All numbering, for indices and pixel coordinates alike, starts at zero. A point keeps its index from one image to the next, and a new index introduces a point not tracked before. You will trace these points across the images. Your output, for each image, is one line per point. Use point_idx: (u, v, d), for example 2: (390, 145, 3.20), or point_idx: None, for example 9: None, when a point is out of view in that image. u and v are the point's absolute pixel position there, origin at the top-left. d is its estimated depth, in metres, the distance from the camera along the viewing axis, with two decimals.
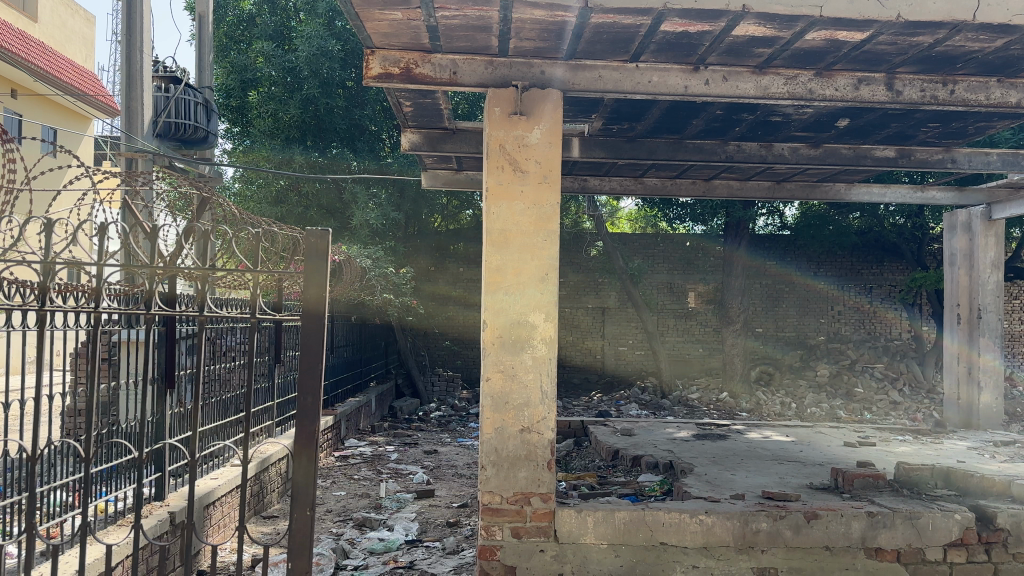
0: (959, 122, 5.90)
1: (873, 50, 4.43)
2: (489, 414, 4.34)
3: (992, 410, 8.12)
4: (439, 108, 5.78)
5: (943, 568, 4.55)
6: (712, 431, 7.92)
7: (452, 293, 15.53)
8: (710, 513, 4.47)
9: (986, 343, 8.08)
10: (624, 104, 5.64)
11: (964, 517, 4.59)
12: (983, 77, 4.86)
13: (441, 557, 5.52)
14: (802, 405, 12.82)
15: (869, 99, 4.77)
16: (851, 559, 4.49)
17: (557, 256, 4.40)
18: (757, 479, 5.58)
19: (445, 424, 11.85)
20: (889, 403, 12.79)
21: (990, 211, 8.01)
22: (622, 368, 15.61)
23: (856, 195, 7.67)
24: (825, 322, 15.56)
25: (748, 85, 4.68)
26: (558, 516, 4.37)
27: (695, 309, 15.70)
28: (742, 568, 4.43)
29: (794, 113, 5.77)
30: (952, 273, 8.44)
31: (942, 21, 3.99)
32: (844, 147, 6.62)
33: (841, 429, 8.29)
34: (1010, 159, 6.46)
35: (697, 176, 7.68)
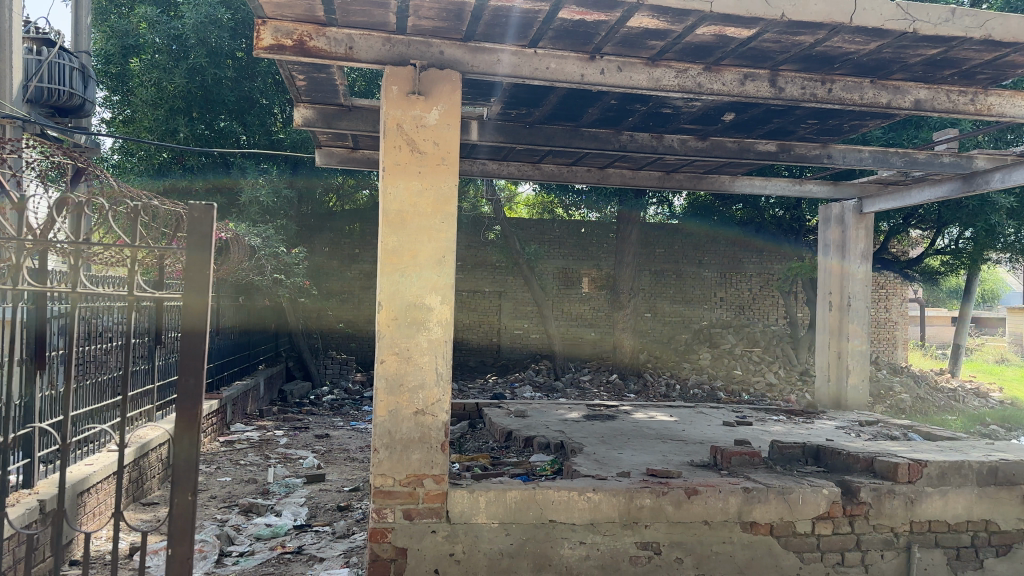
0: (835, 120, 6.24)
1: (758, 47, 4.63)
2: (382, 397, 4.31)
3: (857, 391, 8.67)
4: (334, 84, 5.65)
5: (811, 540, 4.83)
6: (601, 412, 8.14)
7: (346, 274, 15.22)
8: (598, 490, 4.55)
9: (855, 329, 8.58)
10: (522, 89, 5.67)
11: (830, 491, 4.86)
12: (857, 78, 5.13)
13: (330, 542, 5.45)
14: (685, 387, 13.42)
15: (754, 95, 4.98)
16: (727, 533, 4.71)
17: (454, 239, 4.40)
18: (643, 457, 5.79)
19: (337, 408, 11.66)
20: (765, 385, 13.55)
21: (861, 205, 8.53)
22: (517, 352, 15.77)
23: (739, 187, 8.09)
24: (708, 308, 16.20)
25: (641, 76, 4.79)
26: (450, 497, 4.38)
27: (588, 294, 16.02)
28: (625, 543, 4.57)
29: (684, 106, 5.96)
30: (825, 263, 8.94)
31: (822, 22, 4.22)
32: (729, 140, 6.88)
33: (721, 409, 8.67)
34: (881, 156, 6.79)
35: (592, 164, 7.81)
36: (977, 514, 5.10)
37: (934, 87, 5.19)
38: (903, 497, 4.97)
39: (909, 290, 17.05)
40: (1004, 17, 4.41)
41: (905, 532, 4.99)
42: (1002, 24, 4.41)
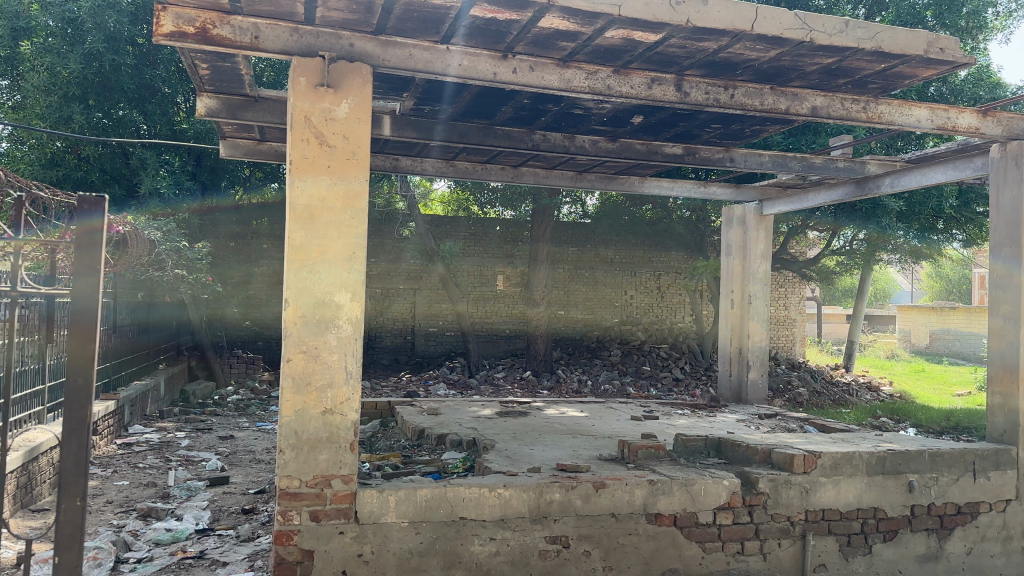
0: (737, 124, 6.46)
1: (665, 51, 4.74)
2: (289, 397, 4.21)
3: (757, 385, 9.01)
4: (239, 73, 5.48)
5: (712, 530, 4.98)
6: (514, 408, 8.18)
7: (254, 271, 14.79)
8: (507, 486, 4.57)
9: (754, 326, 8.94)
10: (435, 85, 5.63)
11: (730, 482, 5.03)
12: (758, 84, 5.31)
13: (233, 546, 5.29)
14: (596, 383, 13.69)
15: (660, 99, 5.09)
16: (633, 525, 4.80)
17: (364, 234, 4.33)
18: (553, 453, 5.85)
19: (243, 408, 11.33)
20: (671, 379, 14.09)
21: (761, 207, 8.85)
22: (431, 349, 15.70)
23: (648, 187, 8.29)
24: (619, 305, 16.43)
25: (552, 77, 4.84)
26: (358, 497, 4.31)
27: (502, 291, 16.08)
28: (534, 538, 4.59)
29: (595, 107, 6.06)
30: (727, 263, 9.19)
31: (725, 29, 4.36)
32: (637, 143, 7.01)
33: (629, 404, 8.85)
34: (779, 161, 7.08)
35: (506, 162, 7.81)
36: (867, 502, 5.35)
37: (829, 95, 5.39)
38: (798, 487, 5.18)
39: (805, 289, 17.87)
40: (893, 29, 4.64)
41: (801, 520, 5.20)
42: (891, 36, 4.64)
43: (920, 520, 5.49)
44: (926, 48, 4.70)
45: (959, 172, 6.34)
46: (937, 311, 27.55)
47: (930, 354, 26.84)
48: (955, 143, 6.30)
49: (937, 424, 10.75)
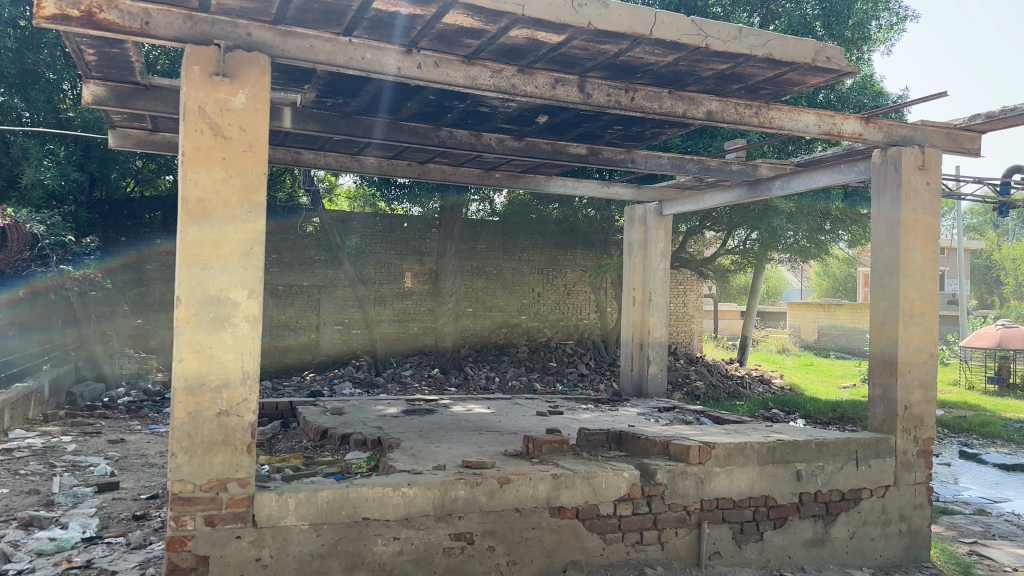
0: (638, 126, 6.62)
1: (568, 53, 4.81)
2: (181, 398, 4.05)
3: (657, 379, 9.26)
4: (129, 60, 5.23)
5: (613, 521, 5.08)
6: (419, 406, 8.13)
7: (147, 268, 14.13)
8: (412, 484, 4.52)
9: (654, 322, 9.19)
10: (337, 78, 5.53)
11: (630, 474, 5.16)
12: (657, 88, 5.45)
13: (124, 554, 5.06)
14: (504, 379, 13.77)
15: (563, 99, 5.16)
16: (537, 519, 4.85)
17: (261, 230, 4.23)
18: (458, 450, 5.85)
19: (136, 410, 10.84)
20: (577, 374, 14.37)
21: (661, 207, 9.10)
22: (337, 348, 15.42)
23: (554, 186, 8.31)
24: (527, 303, 16.54)
25: (457, 74, 4.83)
26: (256, 500, 4.18)
27: (409, 288, 15.95)
28: (438, 536, 4.57)
29: (500, 105, 6.08)
30: (629, 261, 9.38)
31: (625, 33, 4.46)
32: (543, 142, 7.08)
33: (534, 400, 8.94)
34: (678, 162, 7.30)
35: (411, 159, 7.75)
36: (758, 490, 5.59)
37: (723, 99, 5.57)
38: (694, 477, 5.36)
39: (703, 287, 18.51)
40: (783, 38, 4.84)
41: (697, 510, 5.38)
42: (781, 44, 4.84)
43: (807, 507, 5.77)
44: (813, 56, 4.92)
45: (844, 175, 6.68)
46: (825, 308, 28.84)
47: (818, 349, 28.18)
48: (840, 148, 6.64)
49: (824, 415, 11.32)
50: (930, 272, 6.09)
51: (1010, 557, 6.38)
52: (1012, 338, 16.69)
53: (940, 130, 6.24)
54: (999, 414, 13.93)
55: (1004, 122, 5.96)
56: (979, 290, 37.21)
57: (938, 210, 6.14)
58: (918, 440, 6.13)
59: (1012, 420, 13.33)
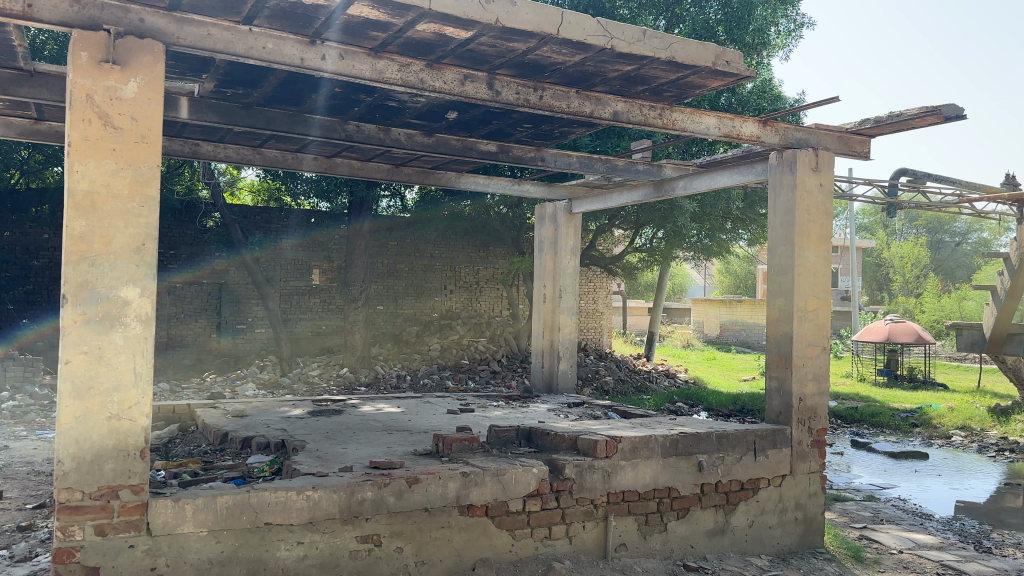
0: (547, 125, 6.67)
1: (476, 49, 4.79)
2: (68, 402, 3.83)
3: (567, 374, 9.37)
4: (9, 44, 4.92)
5: (522, 517, 5.10)
6: (327, 407, 7.97)
7: (33, 264, 13.38)
8: (317, 488, 4.40)
9: (565, 319, 9.30)
10: (238, 68, 5.35)
11: (539, 470, 5.19)
12: (565, 87, 5.49)
13: (6, 568, 4.76)
14: (415, 377, 13.66)
15: (473, 96, 5.12)
16: (446, 518, 4.81)
17: (155, 225, 4.06)
18: (366, 450, 5.76)
19: (20, 416, 10.21)
20: (489, 371, 14.43)
21: (570, 205, 9.20)
22: (240, 348, 14.99)
23: (465, 184, 8.39)
24: (439, 300, 16.58)
25: (364, 66, 4.73)
26: (151, 507, 4.00)
27: (318, 286, 15.62)
28: (344, 539, 4.46)
29: (408, 100, 6.01)
30: (540, 259, 9.44)
31: (532, 31, 4.48)
32: (453, 138, 7.04)
33: (445, 398, 8.90)
34: (586, 161, 7.39)
35: (317, 152, 7.58)
36: (662, 482, 5.72)
37: (629, 100, 5.67)
38: (601, 470, 5.44)
39: (612, 283, 18.86)
40: (685, 42, 4.97)
41: (603, 503, 5.46)
42: (683, 48, 4.96)
43: (709, 497, 5.95)
44: (713, 61, 5.06)
45: (743, 176, 6.90)
46: (727, 304, 29.84)
47: (721, 343, 29.16)
48: (740, 150, 6.87)
49: (726, 407, 11.72)
50: (823, 270, 6.36)
51: (896, 540, 6.76)
52: (899, 332, 17.68)
53: (833, 134, 6.52)
54: (887, 404, 14.74)
55: (891, 127, 6.28)
56: (869, 286, 39.26)
57: (830, 210, 6.41)
58: (812, 430, 6.41)
59: (898, 409, 14.14)
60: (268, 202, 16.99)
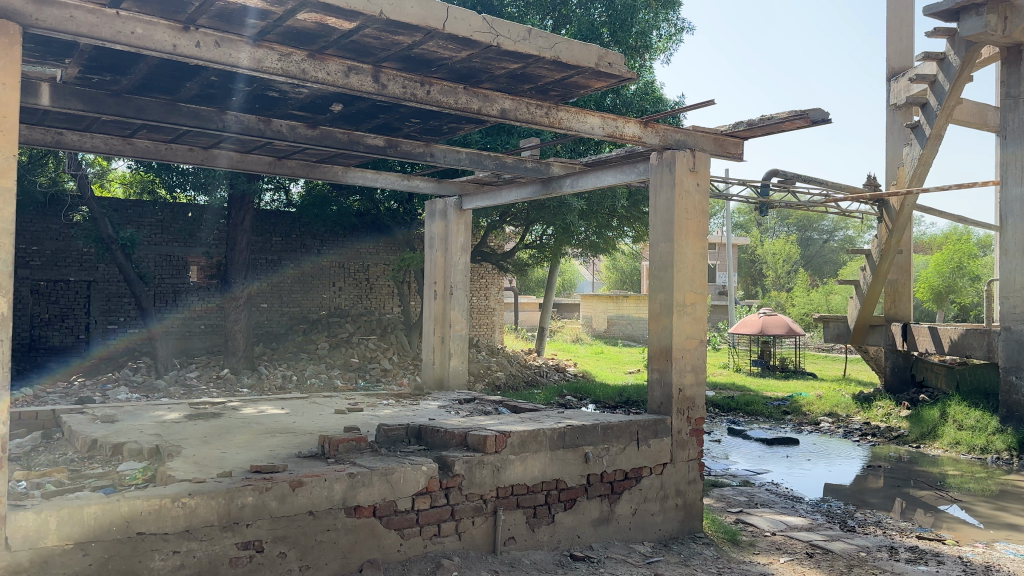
0: (435, 120, 6.64)
1: (359, 41, 4.72)
2: None
3: (458, 371, 9.38)
4: None
5: (411, 516, 5.07)
6: (206, 410, 7.66)
7: None
8: (194, 494, 4.22)
9: (456, 315, 9.30)
10: (105, 52, 5.06)
11: (428, 467, 5.17)
12: (453, 83, 5.47)
13: None
14: (301, 377, 13.34)
15: (357, 88, 5.01)
16: (332, 520, 4.71)
17: (10, 220, 3.77)
18: (247, 454, 5.57)
19: None
20: (379, 369, 14.29)
21: (461, 202, 9.20)
22: (111, 349, 14.18)
23: (352, 178, 8.23)
24: (326, 297, 16.22)
25: (241, 55, 4.55)
26: (9, 522, 3.71)
27: (196, 283, 15.02)
28: (225, 546, 4.30)
29: (290, 91, 5.86)
30: (430, 255, 9.39)
31: (417, 25, 4.45)
32: (338, 132, 6.86)
33: (333, 398, 8.73)
34: (475, 158, 7.40)
35: (194, 143, 7.26)
36: (549, 475, 5.81)
37: (516, 98, 5.71)
38: (490, 466, 5.47)
39: (503, 279, 19.01)
40: (569, 42, 5.05)
41: (492, 497, 5.50)
42: (567, 48, 5.04)
43: (594, 487, 6.09)
44: (596, 61, 5.18)
45: (626, 175, 7.10)
46: (614, 299, 30.69)
47: (608, 338, 29.95)
48: (623, 149, 7.06)
49: (612, 400, 12.04)
50: (700, 266, 6.62)
51: (769, 522, 7.14)
52: (772, 324, 18.64)
53: (709, 135, 6.79)
54: (761, 393, 15.53)
55: (762, 130, 6.59)
56: (746, 281, 41.25)
57: (707, 209, 6.68)
58: (691, 419, 6.68)
59: (772, 398, 14.92)
60: (140, 195, 16.21)
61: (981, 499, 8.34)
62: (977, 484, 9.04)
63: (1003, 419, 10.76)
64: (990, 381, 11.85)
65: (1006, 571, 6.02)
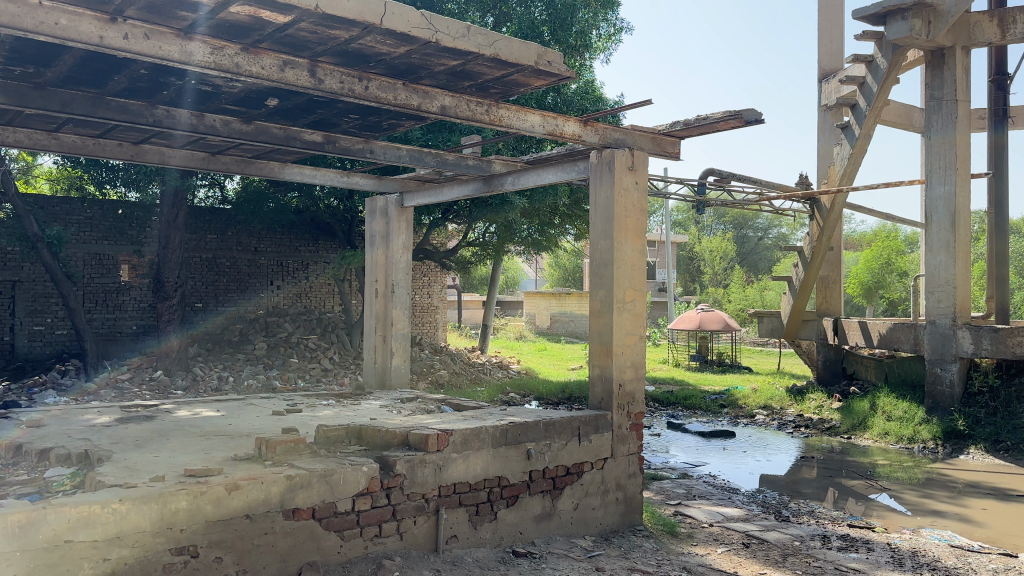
0: (373, 116, 6.58)
1: (295, 35, 4.64)
2: None
3: (400, 370, 9.29)
4: None
5: (350, 517, 5.01)
6: (138, 413, 7.44)
7: None
8: (125, 500, 4.08)
9: (397, 313, 9.21)
10: (28, 43, 4.87)
11: (369, 468, 5.12)
12: (392, 79, 5.41)
13: None
14: (238, 378, 13.08)
15: (294, 83, 4.90)
16: (270, 523, 4.62)
17: None
18: (181, 458, 5.43)
19: None
20: (319, 369, 14.10)
21: (401, 199, 9.13)
22: (37, 351, 13.69)
23: (289, 174, 8.09)
24: (264, 296, 15.95)
25: (171, 48, 4.43)
26: None
27: (127, 282, 14.59)
28: (158, 553, 4.17)
29: (224, 85, 5.73)
30: (371, 253, 9.30)
31: (354, 19, 4.39)
32: (274, 127, 6.70)
33: (271, 399, 8.58)
34: (416, 155, 7.34)
35: (124, 138, 7.04)
36: (491, 472, 5.82)
37: (456, 95, 5.69)
38: (432, 464, 5.45)
39: (446, 277, 18.95)
40: (508, 40, 5.06)
41: (434, 496, 5.48)
42: (506, 45, 5.04)
43: (537, 483, 6.12)
44: (536, 60, 5.19)
45: (567, 173, 7.14)
46: (556, 296, 30.90)
47: (551, 335, 30.16)
48: (563, 148, 7.11)
49: (555, 396, 12.12)
50: (639, 263, 6.71)
51: (706, 514, 7.28)
52: (709, 320, 19.02)
53: (647, 135, 6.89)
54: (699, 387, 15.84)
55: (698, 130, 6.71)
56: (685, 278, 41.99)
57: (645, 207, 6.76)
58: (631, 414, 6.77)
59: (709, 392, 15.23)
60: (68, 191, 15.71)
61: (908, 487, 8.66)
62: (904, 473, 9.38)
63: (929, 410, 11.18)
64: (917, 373, 12.26)
65: (931, 555, 6.26)
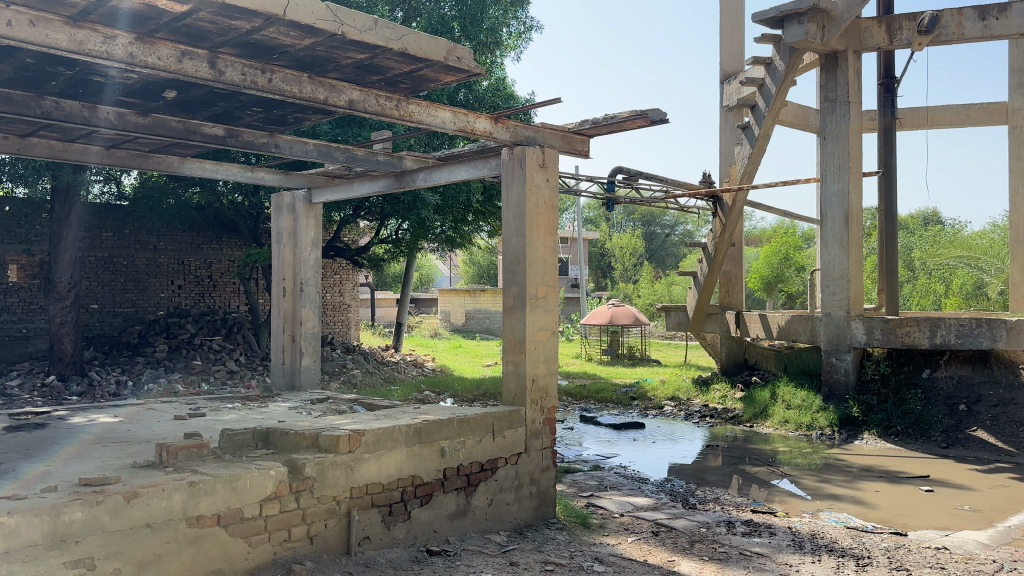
0: (278, 109, 6.41)
1: (193, 24, 4.48)
2: None
3: (310, 370, 9.10)
4: None
5: (258, 523, 4.88)
6: (27, 421, 7.04)
7: None
8: (13, 513, 3.85)
9: (306, 313, 9.02)
10: None
11: (276, 471, 5.00)
12: (297, 72, 5.29)
13: None
14: (138, 383, 12.58)
15: (192, 74, 4.74)
16: (172, 532, 4.45)
17: None
18: (75, 467, 5.17)
19: None
20: (225, 371, 13.70)
21: (310, 195, 8.94)
22: None
23: (190, 169, 7.80)
24: (164, 297, 15.35)
25: (59, 35, 4.20)
26: None
27: (15, 283, 13.75)
28: (51, 567, 3.95)
29: (117, 76, 5.48)
30: (278, 250, 9.07)
31: (255, 10, 4.27)
32: (173, 120, 6.46)
33: (172, 403, 8.27)
34: (324, 150, 7.18)
35: (9, 131, 6.64)
36: (404, 471, 5.77)
37: (364, 90, 5.60)
38: (343, 466, 5.36)
39: (359, 275, 18.69)
40: (417, 34, 5.02)
41: (346, 498, 5.39)
42: (415, 40, 5.01)
43: (451, 481, 6.11)
44: (445, 55, 5.17)
45: (478, 170, 7.14)
46: (471, 292, 31.00)
47: (466, 332, 30.24)
48: (475, 144, 7.11)
49: (469, 393, 12.12)
50: (550, 259, 6.78)
51: (617, 505, 7.43)
52: (620, 314, 19.39)
53: (556, 133, 6.97)
54: (610, 380, 16.15)
55: (606, 129, 6.83)
56: (596, 274, 42.73)
57: (556, 204, 6.82)
58: (543, 409, 6.86)
59: (620, 385, 15.55)
60: None
61: (807, 472, 9.06)
62: (804, 458, 9.81)
63: (826, 398, 11.70)
64: (814, 363, 12.85)
65: (828, 537, 6.58)
